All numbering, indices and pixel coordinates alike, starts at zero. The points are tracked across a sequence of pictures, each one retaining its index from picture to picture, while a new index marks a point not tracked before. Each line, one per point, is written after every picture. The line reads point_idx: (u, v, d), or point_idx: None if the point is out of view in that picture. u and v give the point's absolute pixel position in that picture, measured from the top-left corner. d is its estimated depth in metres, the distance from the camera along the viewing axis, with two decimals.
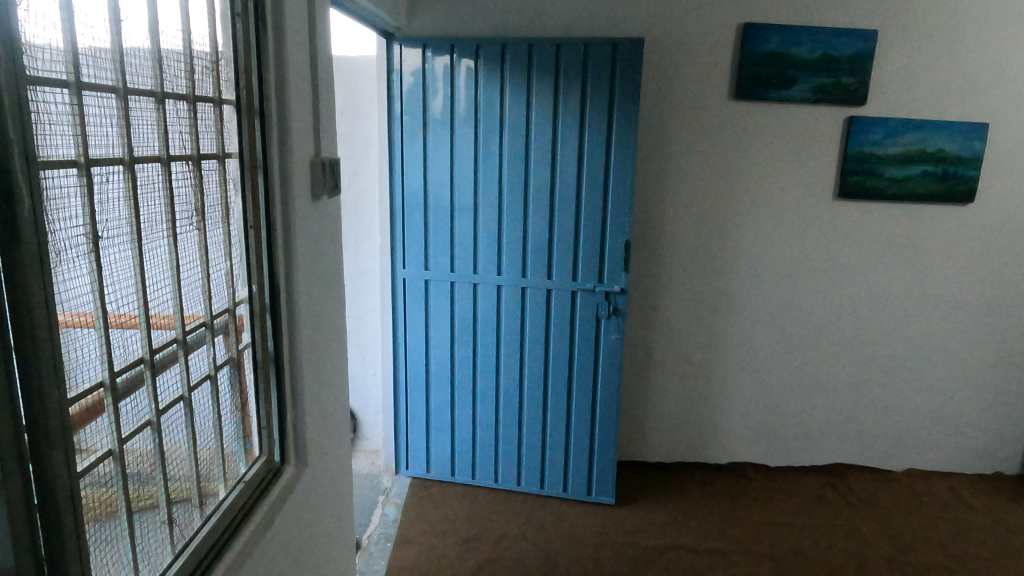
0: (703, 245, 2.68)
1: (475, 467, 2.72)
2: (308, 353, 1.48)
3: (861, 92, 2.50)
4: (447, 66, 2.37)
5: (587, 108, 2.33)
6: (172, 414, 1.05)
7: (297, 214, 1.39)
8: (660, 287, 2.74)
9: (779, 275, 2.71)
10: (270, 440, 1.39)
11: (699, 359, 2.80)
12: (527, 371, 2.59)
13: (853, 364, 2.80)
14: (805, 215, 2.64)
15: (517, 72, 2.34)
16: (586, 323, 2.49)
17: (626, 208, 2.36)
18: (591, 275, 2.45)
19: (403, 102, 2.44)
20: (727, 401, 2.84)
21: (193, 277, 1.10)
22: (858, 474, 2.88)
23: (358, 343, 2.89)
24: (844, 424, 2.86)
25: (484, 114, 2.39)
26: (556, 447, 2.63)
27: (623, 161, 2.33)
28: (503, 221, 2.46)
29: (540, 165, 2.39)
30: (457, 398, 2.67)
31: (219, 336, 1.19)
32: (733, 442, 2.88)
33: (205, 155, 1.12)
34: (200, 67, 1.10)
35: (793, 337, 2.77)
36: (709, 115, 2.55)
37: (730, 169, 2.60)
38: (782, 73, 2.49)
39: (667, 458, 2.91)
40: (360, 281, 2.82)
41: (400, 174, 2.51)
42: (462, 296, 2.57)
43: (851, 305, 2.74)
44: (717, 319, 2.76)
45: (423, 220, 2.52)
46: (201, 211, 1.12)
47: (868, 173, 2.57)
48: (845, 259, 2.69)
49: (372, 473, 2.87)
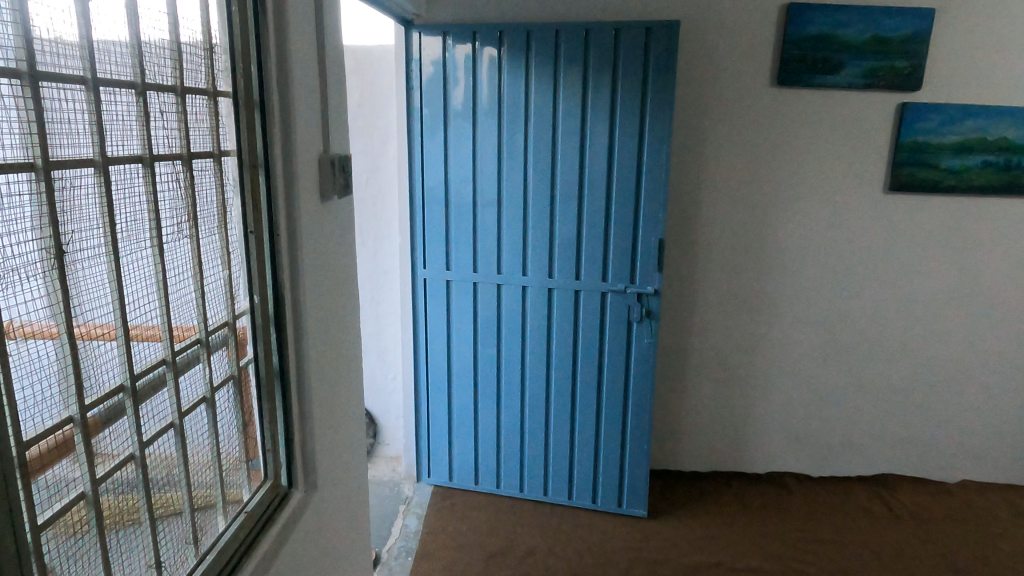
0: (741, 243, 2.52)
1: (500, 475, 2.60)
2: (318, 369, 1.35)
3: (916, 76, 2.31)
4: (468, 56, 2.24)
5: (619, 99, 2.17)
6: (161, 445, 0.94)
7: (305, 217, 1.26)
8: (694, 287, 2.58)
9: (823, 274, 2.53)
10: (277, 461, 1.28)
11: (736, 363, 2.64)
12: (554, 378, 2.46)
13: (903, 369, 2.61)
14: (852, 210, 2.46)
15: (543, 61, 2.20)
16: (617, 326, 2.36)
17: (660, 205, 2.21)
18: (622, 275, 2.30)
19: (423, 92, 2.31)
20: (766, 407, 2.68)
21: (184, 290, 0.99)
22: (908, 486, 2.69)
23: (377, 345, 2.78)
24: (892, 432, 2.68)
25: (507, 105, 2.25)
26: (585, 455, 2.50)
27: (657, 154, 2.17)
28: (528, 220, 2.33)
29: (568, 159, 2.25)
30: (481, 402, 2.55)
31: (216, 353, 1.08)
32: (772, 450, 2.72)
33: (198, 153, 1.01)
34: (191, 56, 0.98)
35: (838, 340, 2.60)
36: (748, 103, 2.39)
37: (770, 162, 2.44)
38: (829, 58, 2.31)
39: (701, 467, 2.75)
40: (378, 281, 2.71)
41: (420, 170, 2.39)
42: (485, 298, 2.44)
43: (901, 306, 2.55)
44: (756, 321, 2.59)
45: (444, 218, 2.40)
46: (194, 216, 1.01)
47: (922, 164, 2.38)
48: (895, 256, 2.50)
49: (394, 481, 2.74)
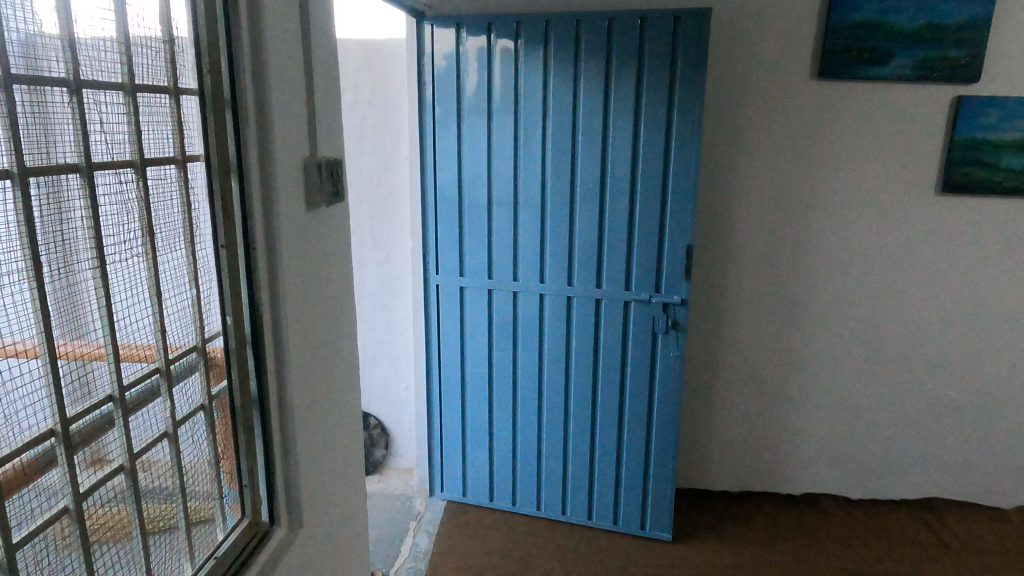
0: (777, 248, 2.34)
1: (517, 492, 2.47)
2: (303, 394, 1.22)
3: (973, 67, 2.10)
4: (482, 49, 2.10)
5: (643, 95, 2.02)
6: (106, 492, 0.83)
7: (287, 228, 1.13)
8: (725, 295, 2.41)
9: (867, 282, 2.34)
10: (255, 496, 1.15)
11: (770, 376, 2.46)
12: (573, 392, 2.31)
13: (956, 385, 2.39)
14: (899, 213, 2.27)
15: (562, 53, 2.05)
16: (641, 338, 2.20)
17: (687, 208, 2.04)
18: (646, 284, 2.15)
19: (435, 88, 2.19)
20: (803, 424, 2.49)
21: (140, 314, 0.88)
22: (959, 512, 2.46)
23: (390, 353, 2.67)
24: (942, 454, 2.46)
25: (524, 101, 2.11)
26: (606, 473, 2.35)
27: (685, 152, 2.01)
28: (546, 224, 2.19)
29: (589, 158, 2.10)
30: (496, 415, 2.42)
31: (181, 383, 0.97)
32: (809, 470, 2.54)
33: (155, 159, 0.90)
34: (145, 50, 0.87)
35: (883, 353, 2.40)
36: (787, 98, 2.21)
37: (810, 161, 2.25)
38: (876, 47, 2.12)
39: (731, 487, 2.58)
40: (390, 287, 2.59)
41: (433, 169, 2.26)
42: (500, 306, 2.31)
43: (955, 318, 2.34)
44: (792, 333, 2.41)
45: (457, 221, 2.27)
46: (150, 231, 0.89)
47: (979, 163, 2.18)
48: (947, 263, 2.29)
49: (406, 495, 2.62)
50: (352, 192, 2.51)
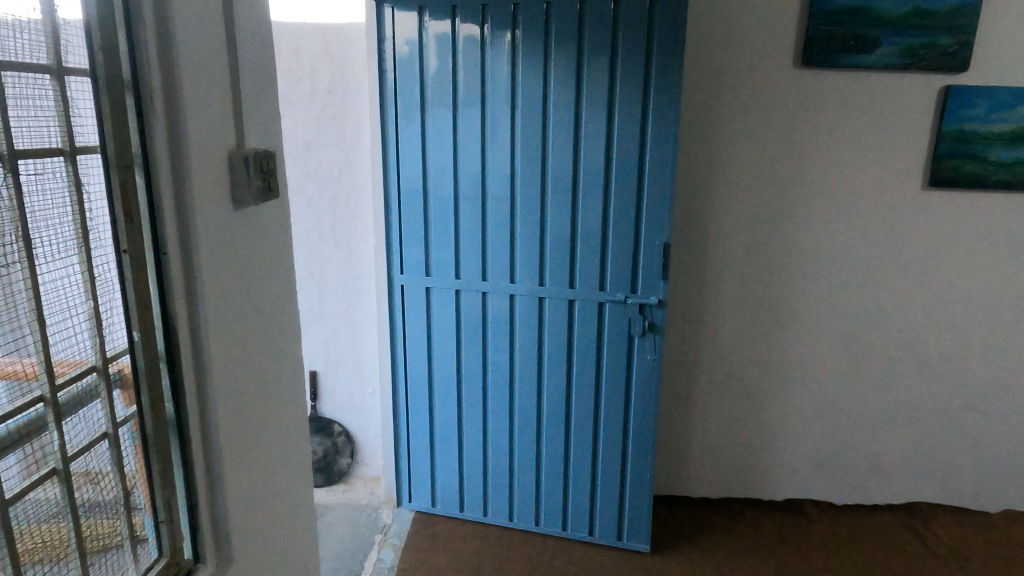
0: (759, 246, 2.23)
1: (488, 503, 2.35)
2: (230, 414, 1.09)
3: (962, 55, 2.01)
4: (445, 34, 1.97)
5: (617, 84, 1.90)
6: None
7: (206, 229, 1.00)
8: (705, 294, 2.30)
9: (850, 280, 2.24)
10: (175, 531, 1.02)
11: (751, 378, 2.36)
12: (546, 397, 2.19)
13: (942, 386, 2.31)
14: (884, 209, 2.17)
15: (531, 37, 1.92)
16: (616, 342, 2.09)
17: (665, 204, 1.93)
18: (621, 284, 2.03)
19: (397, 76, 2.05)
20: (785, 428, 2.40)
21: (16, 334, 0.75)
22: (944, 516, 2.38)
23: (354, 357, 2.53)
24: (927, 457, 2.38)
25: (490, 89, 1.98)
26: (581, 481, 2.24)
27: (662, 144, 1.90)
28: (516, 222, 2.06)
29: (560, 152, 1.97)
30: (465, 421, 2.29)
31: (74, 412, 0.84)
32: (792, 476, 2.45)
33: (30, 151, 0.76)
34: (16, 21, 0.74)
35: (867, 353, 2.30)
36: (769, 88, 2.10)
37: (794, 154, 2.15)
38: (862, 34, 2.02)
39: (711, 493, 2.48)
40: (353, 287, 2.46)
41: (395, 162, 2.13)
42: (468, 308, 2.18)
43: (942, 318, 2.25)
44: (775, 334, 2.31)
45: (422, 218, 2.15)
46: (26, 235, 0.76)
47: (967, 156, 2.09)
48: (932, 260, 2.20)
49: (372, 506, 2.50)
50: (313, 186, 2.37)
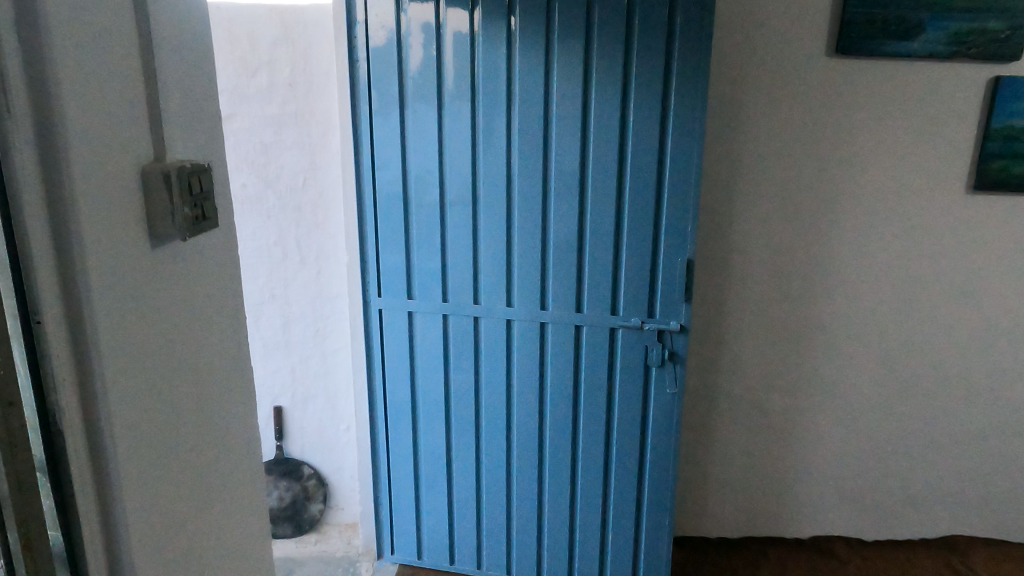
0: (784, 258, 1.98)
1: (483, 555, 2.07)
2: (149, 532, 0.78)
3: (1015, 42, 1.77)
4: (428, 18, 1.67)
5: (632, 75, 1.62)
6: None
7: (104, 280, 0.69)
8: (723, 312, 2.04)
9: (886, 295, 2.00)
10: None
11: (774, 405, 2.11)
12: (550, 436, 1.91)
13: (983, 410, 2.09)
14: (924, 216, 1.93)
15: (531, 21, 1.62)
16: (630, 373, 1.82)
17: (688, 215, 1.67)
18: (636, 308, 1.76)
19: (371, 67, 1.75)
20: (811, 458, 2.16)
21: None
22: (983, 551, 2.16)
23: (325, 389, 2.22)
24: (965, 486, 2.15)
25: (483, 81, 1.68)
26: (590, 530, 1.96)
27: (685, 146, 1.63)
28: (514, 236, 1.77)
29: (565, 155, 1.69)
30: (455, 463, 2.00)
31: None
32: (818, 511, 2.20)
33: None
34: None
35: (902, 375, 2.07)
36: (798, 80, 1.85)
37: (824, 155, 1.90)
38: (905, 17, 1.77)
39: (729, 532, 2.24)
40: (322, 310, 2.15)
41: (370, 168, 1.83)
42: (458, 334, 1.89)
43: (984, 334, 2.02)
44: (801, 356, 2.06)
45: (403, 232, 1.85)
46: None
47: (1017, 155, 1.86)
48: (976, 272, 1.97)
49: (349, 559, 2.20)
50: (274, 196, 2.06)
